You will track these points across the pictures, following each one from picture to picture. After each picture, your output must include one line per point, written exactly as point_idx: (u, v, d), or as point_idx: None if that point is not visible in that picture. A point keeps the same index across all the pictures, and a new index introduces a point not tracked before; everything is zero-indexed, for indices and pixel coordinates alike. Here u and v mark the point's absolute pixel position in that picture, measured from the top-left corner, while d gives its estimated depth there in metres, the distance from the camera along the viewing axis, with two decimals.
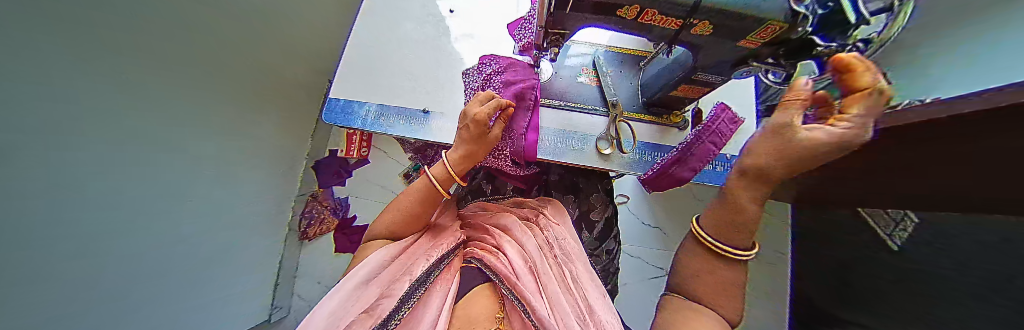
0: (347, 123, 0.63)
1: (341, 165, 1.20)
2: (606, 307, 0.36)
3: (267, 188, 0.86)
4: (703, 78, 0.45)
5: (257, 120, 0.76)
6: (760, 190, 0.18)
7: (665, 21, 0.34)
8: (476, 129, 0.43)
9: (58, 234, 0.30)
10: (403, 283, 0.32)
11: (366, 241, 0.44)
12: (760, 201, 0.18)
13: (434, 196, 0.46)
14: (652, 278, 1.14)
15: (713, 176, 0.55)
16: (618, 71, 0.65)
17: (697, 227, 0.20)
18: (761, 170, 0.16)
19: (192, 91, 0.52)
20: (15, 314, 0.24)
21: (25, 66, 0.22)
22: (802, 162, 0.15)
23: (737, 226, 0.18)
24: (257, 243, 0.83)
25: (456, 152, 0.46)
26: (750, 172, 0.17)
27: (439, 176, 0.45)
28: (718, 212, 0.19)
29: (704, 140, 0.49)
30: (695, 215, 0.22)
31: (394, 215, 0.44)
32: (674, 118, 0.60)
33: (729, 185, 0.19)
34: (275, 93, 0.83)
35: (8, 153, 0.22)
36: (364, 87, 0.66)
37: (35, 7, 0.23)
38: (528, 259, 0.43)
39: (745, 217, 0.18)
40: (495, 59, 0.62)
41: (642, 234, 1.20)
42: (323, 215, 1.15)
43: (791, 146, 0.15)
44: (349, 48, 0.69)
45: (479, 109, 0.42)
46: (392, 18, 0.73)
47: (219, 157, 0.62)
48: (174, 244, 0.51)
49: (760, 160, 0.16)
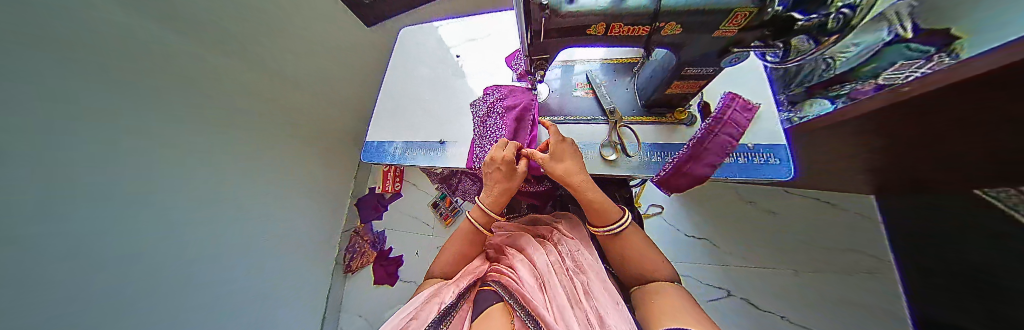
0: (380, 160, 0.76)
1: (379, 200, 1.35)
2: (619, 314, 0.34)
3: (307, 222, 1.02)
4: (694, 72, 0.45)
5: (286, 159, 0.91)
6: (572, 161, 0.47)
7: (632, 30, 0.37)
8: (506, 171, 0.50)
9: (53, 232, 0.34)
10: (432, 306, 0.38)
11: (426, 280, 0.54)
12: (576, 164, 0.47)
13: (475, 236, 0.56)
14: (710, 300, 0.92)
15: (737, 169, 0.49)
16: (613, 80, 0.68)
17: (600, 203, 0.44)
18: (558, 153, 0.46)
19: (223, 134, 0.68)
20: (15, 314, 0.29)
21: (19, 65, 0.28)
22: (564, 148, 0.47)
23: (578, 171, 0.46)
24: (299, 268, 0.97)
25: (489, 198, 0.54)
26: (560, 158, 0.46)
27: (480, 219, 0.55)
28: (577, 177, 0.45)
29: (717, 132, 0.46)
30: (596, 208, 0.44)
31: (447, 258, 0.55)
32: (679, 115, 0.59)
33: (564, 170, 0.45)
34: (304, 132, 1.02)
35: (12, 149, 0.27)
36: (392, 129, 0.80)
37: (11, 10, 0.27)
38: (541, 278, 0.43)
39: (575, 167, 0.46)
40: (497, 88, 0.71)
41: (688, 250, 1.03)
42: (364, 248, 1.26)
43: (558, 145, 0.47)
44: (381, 101, 0.85)
45: (505, 153, 0.48)
46: (411, 71, 0.89)
47: (226, 169, 0.67)
48: (203, 248, 0.61)
49: (557, 152, 0.46)
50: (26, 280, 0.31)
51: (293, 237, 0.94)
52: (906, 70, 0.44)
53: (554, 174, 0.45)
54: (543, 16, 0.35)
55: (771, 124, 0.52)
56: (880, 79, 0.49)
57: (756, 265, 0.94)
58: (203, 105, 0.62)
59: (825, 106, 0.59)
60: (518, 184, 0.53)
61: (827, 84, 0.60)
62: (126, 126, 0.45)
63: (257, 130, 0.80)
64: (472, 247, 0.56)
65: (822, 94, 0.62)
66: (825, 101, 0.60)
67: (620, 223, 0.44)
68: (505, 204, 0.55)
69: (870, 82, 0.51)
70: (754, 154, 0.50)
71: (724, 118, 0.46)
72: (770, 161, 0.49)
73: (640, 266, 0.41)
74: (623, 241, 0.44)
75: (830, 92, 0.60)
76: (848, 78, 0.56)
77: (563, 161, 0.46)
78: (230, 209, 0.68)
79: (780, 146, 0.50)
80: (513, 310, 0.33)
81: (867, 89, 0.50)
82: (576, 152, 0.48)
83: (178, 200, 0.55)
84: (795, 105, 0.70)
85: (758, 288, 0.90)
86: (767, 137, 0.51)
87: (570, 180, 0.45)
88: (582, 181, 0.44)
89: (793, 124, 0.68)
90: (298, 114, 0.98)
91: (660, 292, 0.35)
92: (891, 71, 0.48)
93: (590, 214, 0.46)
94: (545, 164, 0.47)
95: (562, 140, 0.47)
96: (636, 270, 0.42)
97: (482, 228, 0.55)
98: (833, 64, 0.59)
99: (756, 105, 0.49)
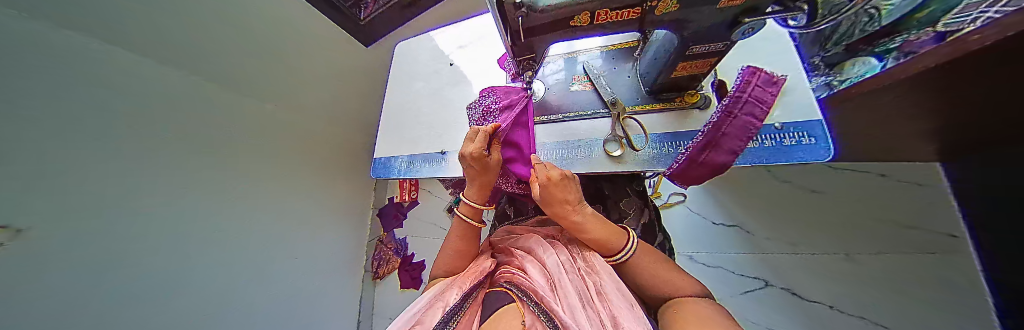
0: (387, 175, 0.80)
1: (398, 209, 1.37)
2: (633, 315, 0.34)
3: (337, 236, 1.10)
4: (701, 50, 0.40)
5: (302, 178, 0.96)
6: (573, 200, 0.48)
7: (621, 15, 0.34)
8: (478, 167, 0.50)
9: (22, 261, 0.33)
10: (437, 312, 0.41)
11: (431, 280, 0.56)
12: (576, 200, 0.49)
13: (471, 230, 0.57)
14: (747, 292, 0.85)
15: (765, 153, 0.43)
16: (613, 69, 0.63)
17: (598, 236, 0.47)
18: (559, 196, 0.47)
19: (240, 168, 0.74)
20: None
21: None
22: (568, 188, 0.48)
23: (573, 210, 0.48)
24: (333, 277, 1.06)
25: (473, 191, 0.55)
26: (554, 200, 0.48)
27: (470, 214, 0.56)
28: (587, 222, 0.48)
29: (737, 113, 0.41)
30: (593, 239, 0.48)
31: (450, 257, 0.56)
32: (690, 98, 0.53)
33: (564, 212, 0.49)
34: (325, 153, 1.08)
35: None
36: (395, 144, 0.82)
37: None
38: (551, 279, 0.43)
39: (571, 203, 0.48)
40: (492, 90, 0.69)
41: (714, 238, 0.95)
42: (388, 255, 1.31)
43: (557, 186, 0.47)
44: (384, 117, 0.88)
45: (473, 148, 0.48)
46: (408, 83, 0.90)
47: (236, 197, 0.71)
48: (183, 275, 0.59)
49: (557, 192, 0.47)
50: (17, 311, 0.33)
51: (320, 252, 1.01)
52: (976, 5, 0.23)
53: (553, 212, 0.50)
54: (519, 16, 0.34)
55: (804, 96, 0.45)
56: (943, 23, 0.26)
57: (807, 251, 0.81)
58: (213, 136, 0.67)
59: (872, 69, 0.34)
60: (494, 176, 0.54)
61: (873, 39, 0.37)
62: (121, 156, 0.48)
63: (278, 157, 0.87)
64: (470, 244, 0.57)
65: (870, 52, 0.37)
66: (873, 59, 0.35)
67: (622, 252, 0.46)
68: (485, 193, 0.56)
69: (929, 29, 0.28)
70: (782, 135, 0.44)
71: (744, 96, 0.41)
72: (803, 141, 0.42)
73: (663, 282, 0.43)
74: (642, 267, 0.46)
75: (877, 48, 0.36)
76: (902, 27, 0.33)
77: (563, 203, 0.48)
78: (254, 228, 0.76)
79: (815, 122, 0.43)
80: (524, 309, 0.37)
81: (923, 41, 0.27)
82: (574, 189, 0.49)
83: (183, 224, 0.59)
84: (831, 69, 0.46)
85: (801, 277, 0.79)
86: (798, 113, 0.44)
87: (577, 218, 0.48)
88: (576, 222, 0.48)
89: (833, 94, 0.41)
90: (316, 142, 1.04)
91: (681, 301, 0.39)
92: (955, 13, 0.25)
93: (591, 246, 0.49)
94: (543, 204, 0.51)
95: (556, 183, 0.47)
96: (657, 286, 0.44)
97: (472, 221, 0.56)
98: (878, 16, 0.37)
99: (782, 77, 0.43)
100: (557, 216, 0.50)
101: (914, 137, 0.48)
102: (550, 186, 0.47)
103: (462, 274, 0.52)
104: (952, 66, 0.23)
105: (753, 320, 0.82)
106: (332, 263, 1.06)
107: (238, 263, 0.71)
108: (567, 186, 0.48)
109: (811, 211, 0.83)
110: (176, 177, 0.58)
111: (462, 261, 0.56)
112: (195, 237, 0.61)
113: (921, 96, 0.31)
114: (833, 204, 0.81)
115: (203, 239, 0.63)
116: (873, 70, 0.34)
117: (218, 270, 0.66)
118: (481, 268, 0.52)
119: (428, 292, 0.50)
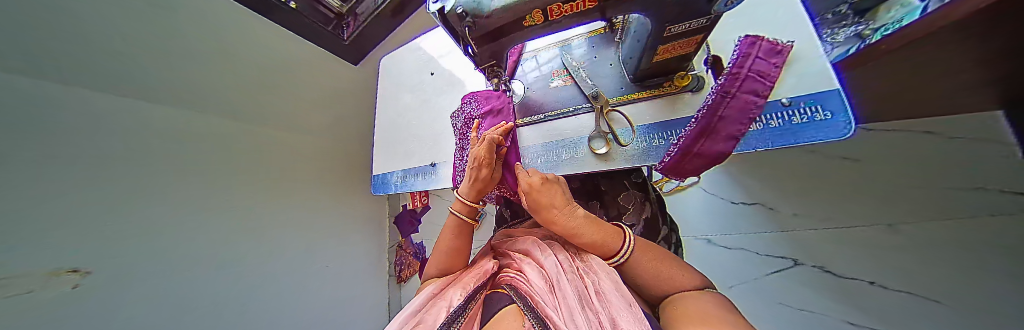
0: (385, 190, 0.82)
1: (412, 215, 1.25)
2: (633, 316, 0.32)
3: (350, 249, 1.10)
4: (683, 29, 0.35)
5: (308, 196, 0.97)
6: (568, 202, 0.47)
7: (576, 6, 0.30)
8: (484, 170, 0.51)
9: None
10: (438, 313, 0.40)
11: (427, 278, 0.57)
12: (570, 203, 0.47)
13: (468, 229, 0.57)
14: (771, 274, 0.78)
15: (770, 134, 0.38)
16: (594, 58, 0.59)
17: (596, 236, 0.44)
18: (544, 202, 0.46)
19: (241, 190, 0.79)
20: None
21: None
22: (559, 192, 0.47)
23: (568, 213, 0.45)
24: (347, 283, 1.07)
25: (468, 190, 0.55)
26: (540, 206, 0.46)
27: (463, 211, 0.56)
28: (585, 229, 0.44)
29: (733, 93, 0.36)
30: (592, 239, 0.44)
31: (446, 258, 0.56)
32: (680, 81, 0.48)
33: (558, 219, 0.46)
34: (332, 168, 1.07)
35: None
36: (388, 159, 0.83)
37: None
38: (551, 280, 0.41)
39: (564, 205, 0.46)
40: (473, 96, 0.67)
41: (736, 219, 0.86)
42: (409, 259, 1.30)
43: (546, 191, 0.46)
44: (377, 130, 0.90)
45: (477, 150, 0.50)
46: (395, 96, 0.91)
47: (221, 220, 0.73)
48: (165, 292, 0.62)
49: (547, 197, 0.45)
50: None
51: (338, 263, 1.04)
52: None
53: (543, 218, 0.47)
54: (465, 26, 0.34)
55: (813, 63, 0.38)
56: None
57: (839, 225, 0.71)
58: (205, 167, 0.72)
59: (912, 10, 0.19)
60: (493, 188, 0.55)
61: None
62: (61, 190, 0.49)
63: (274, 174, 0.88)
64: (465, 240, 0.56)
65: None
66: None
67: (619, 254, 0.43)
68: (479, 192, 0.55)
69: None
70: (793, 111, 0.38)
71: (740, 72, 0.36)
72: (818, 116, 0.36)
73: (663, 281, 0.41)
74: (639, 269, 0.43)
75: None
76: None
77: (552, 208, 0.45)
78: (254, 243, 0.80)
79: (832, 93, 0.36)
80: (523, 312, 0.35)
81: None
82: (564, 191, 0.48)
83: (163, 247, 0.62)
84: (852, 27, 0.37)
85: (835, 255, 0.71)
86: (807, 83, 0.38)
87: (575, 221, 0.45)
88: (574, 226, 0.44)
89: (858, 48, 0.27)
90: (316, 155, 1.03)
91: (681, 293, 0.39)
92: None
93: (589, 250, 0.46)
94: (529, 209, 0.48)
95: (538, 188, 0.46)
96: (658, 286, 0.41)
97: (467, 218, 0.56)
98: None
99: (781, 48, 0.39)
100: (551, 223, 0.46)
101: (956, 95, 0.37)
102: (541, 190, 0.46)
103: (462, 274, 0.52)
104: (961, 32, 0.18)
105: (772, 297, 0.78)
106: (343, 272, 1.06)
107: (239, 279, 0.75)
108: (554, 190, 0.47)
109: (864, 178, 0.69)
110: (161, 207, 0.63)
111: (461, 262, 0.55)
112: (189, 257, 0.66)
113: (992, 47, 0.22)
114: (865, 175, 0.69)
115: (204, 257, 0.69)
116: (912, 13, 0.19)
117: (216, 281, 0.71)
118: (485, 269, 0.52)
119: (426, 292, 0.49)
